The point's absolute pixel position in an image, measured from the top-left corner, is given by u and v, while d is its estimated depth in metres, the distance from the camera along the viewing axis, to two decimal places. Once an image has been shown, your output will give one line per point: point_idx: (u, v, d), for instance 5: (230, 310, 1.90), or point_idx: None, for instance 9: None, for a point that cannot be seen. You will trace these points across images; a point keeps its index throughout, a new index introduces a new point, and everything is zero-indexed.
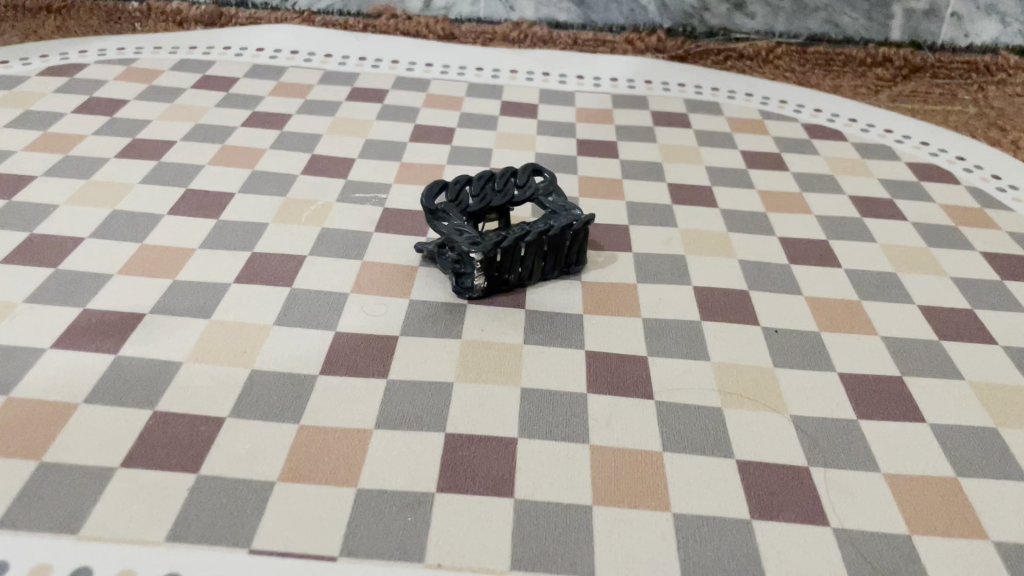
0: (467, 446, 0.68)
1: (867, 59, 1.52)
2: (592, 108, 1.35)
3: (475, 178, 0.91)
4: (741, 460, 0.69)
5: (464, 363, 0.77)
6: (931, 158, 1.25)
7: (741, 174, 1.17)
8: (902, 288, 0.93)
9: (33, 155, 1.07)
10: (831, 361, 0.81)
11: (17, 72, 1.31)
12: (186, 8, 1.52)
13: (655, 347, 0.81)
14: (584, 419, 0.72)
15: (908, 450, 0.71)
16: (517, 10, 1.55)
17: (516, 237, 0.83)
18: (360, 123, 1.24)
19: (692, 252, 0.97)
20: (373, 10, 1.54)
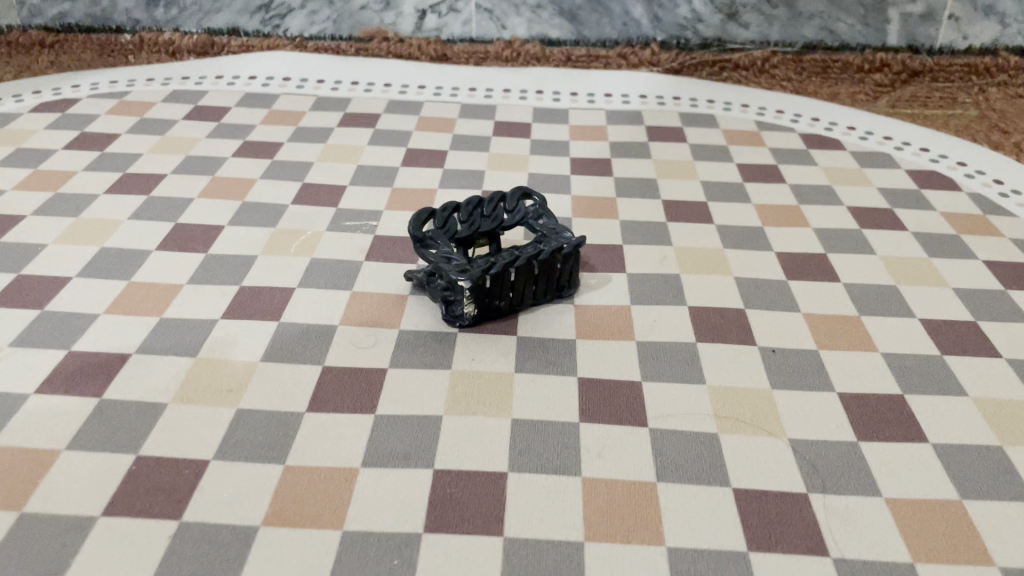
0: (455, 482, 0.66)
1: (864, 65, 1.50)
2: (586, 125, 1.34)
3: (464, 204, 0.90)
4: (737, 489, 0.67)
5: (453, 395, 0.76)
6: (932, 164, 1.23)
7: (737, 188, 1.15)
8: (903, 301, 0.91)
9: (23, 194, 1.07)
10: (829, 381, 0.79)
11: (10, 110, 1.32)
12: (178, 38, 1.52)
13: (649, 371, 0.80)
14: (576, 450, 0.70)
15: (910, 473, 0.69)
16: (509, 28, 1.54)
17: (505, 262, 0.82)
18: (352, 149, 1.23)
19: (687, 271, 0.96)
20: (364, 35, 1.54)
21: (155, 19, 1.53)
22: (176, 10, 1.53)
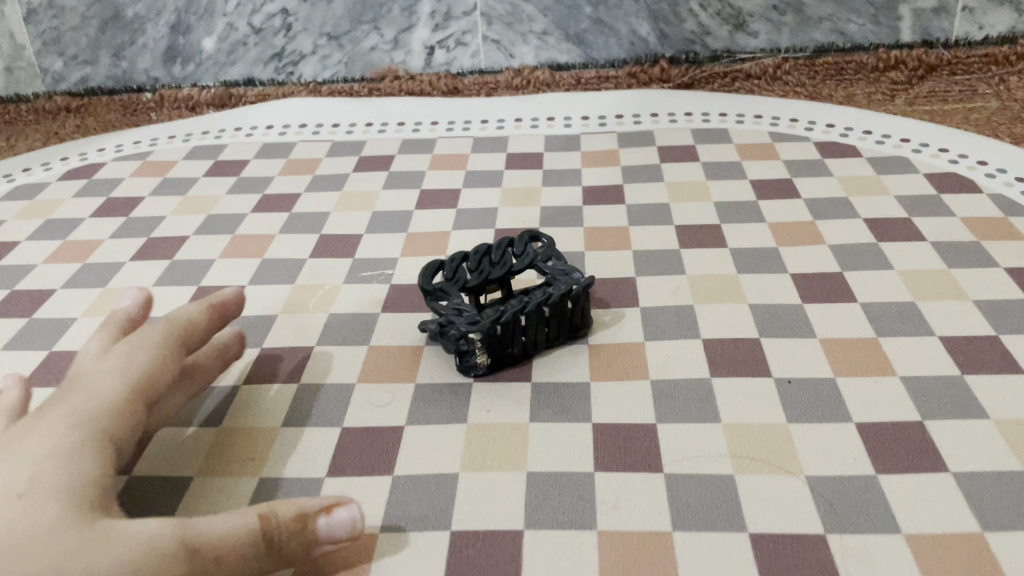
0: (472, 543, 0.68)
1: (880, 64, 1.47)
2: (597, 150, 1.35)
3: (472, 253, 0.92)
4: (754, 533, 0.67)
5: (469, 450, 0.77)
6: (952, 165, 1.21)
7: (751, 207, 1.15)
8: (922, 318, 0.90)
9: (53, 267, 1.11)
10: (846, 411, 0.78)
11: (39, 179, 1.36)
12: (196, 93, 1.56)
13: (664, 412, 0.80)
14: (591, 501, 0.71)
15: (929, 505, 0.69)
16: (517, 57, 1.54)
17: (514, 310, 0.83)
18: (368, 195, 1.25)
19: (701, 300, 0.96)
20: (376, 74, 1.56)
21: (173, 76, 1.56)
22: (193, 66, 1.55)
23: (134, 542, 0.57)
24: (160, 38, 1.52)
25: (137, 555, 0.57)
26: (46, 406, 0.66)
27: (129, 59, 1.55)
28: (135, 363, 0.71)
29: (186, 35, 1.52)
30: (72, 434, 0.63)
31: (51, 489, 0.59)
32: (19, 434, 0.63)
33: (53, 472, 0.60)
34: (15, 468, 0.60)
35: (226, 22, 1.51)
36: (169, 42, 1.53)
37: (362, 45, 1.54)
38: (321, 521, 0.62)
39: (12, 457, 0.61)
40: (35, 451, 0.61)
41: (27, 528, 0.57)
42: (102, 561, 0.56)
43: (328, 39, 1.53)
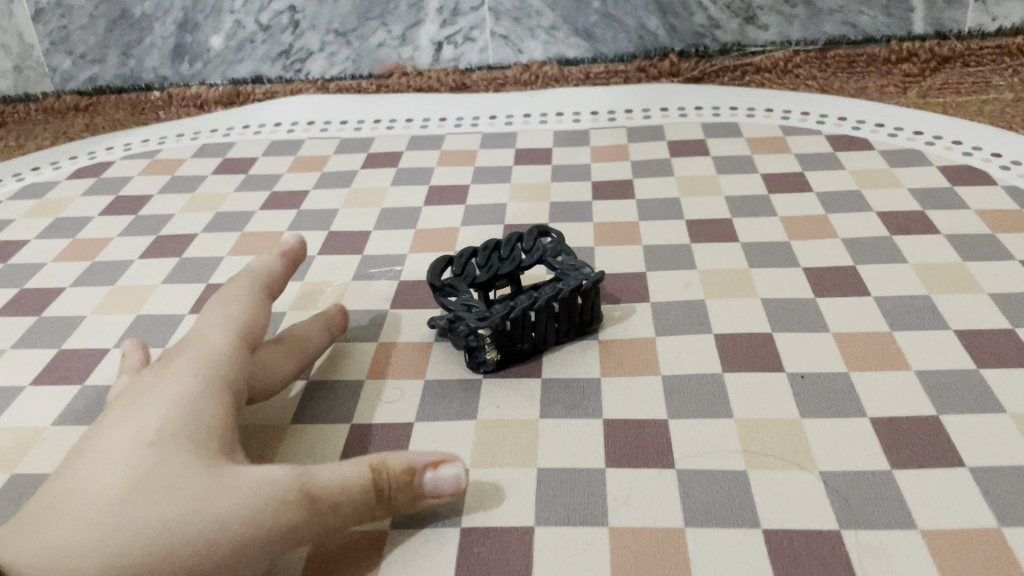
0: (482, 540, 0.67)
1: (892, 56, 1.45)
2: (607, 145, 1.34)
3: (481, 248, 0.91)
4: (768, 529, 0.66)
5: (479, 446, 0.76)
6: (965, 157, 1.20)
7: (763, 201, 1.14)
8: (937, 312, 0.89)
9: (62, 266, 1.11)
10: (861, 406, 0.77)
11: (48, 178, 1.36)
12: (205, 91, 1.56)
13: (676, 407, 0.79)
14: (602, 498, 0.70)
15: (945, 500, 0.68)
16: (525, 52, 1.53)
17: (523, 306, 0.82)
18: (376, 192, 1.25)
19: (712, 295, 0.95)
20: (384, 71, 1.56)
21: (182, 74, 1.56)
22: (201, 64, 1.55)
23: (259, 480, 0.60)
24: (168, 36, 1.52)
25: (261, 495, 0.59)
26: (163, 361, 0.71)
27: (137, 58, 1.54)
28: (235, 317, 0.77)
29: (193, 33, 1.52)
30: (194, 390, 0.67)
31: (180, 438, 0.62)
32: (143, 393, 0.67)
33: (178, 420, 0.64)
34: (145, 421, 0.64)
35: (233, 19, 1.51)
36: (177, 40, 1.53)
37: (370, 41, 1.53)
38: (427, 475, 0.67)
39: (140, 412, 0.65)
40: (162, 404, 0.65)
41: (158, 468, 0.60)
42: (226, 497, 0.59)
43: (335, 35, 1.53)
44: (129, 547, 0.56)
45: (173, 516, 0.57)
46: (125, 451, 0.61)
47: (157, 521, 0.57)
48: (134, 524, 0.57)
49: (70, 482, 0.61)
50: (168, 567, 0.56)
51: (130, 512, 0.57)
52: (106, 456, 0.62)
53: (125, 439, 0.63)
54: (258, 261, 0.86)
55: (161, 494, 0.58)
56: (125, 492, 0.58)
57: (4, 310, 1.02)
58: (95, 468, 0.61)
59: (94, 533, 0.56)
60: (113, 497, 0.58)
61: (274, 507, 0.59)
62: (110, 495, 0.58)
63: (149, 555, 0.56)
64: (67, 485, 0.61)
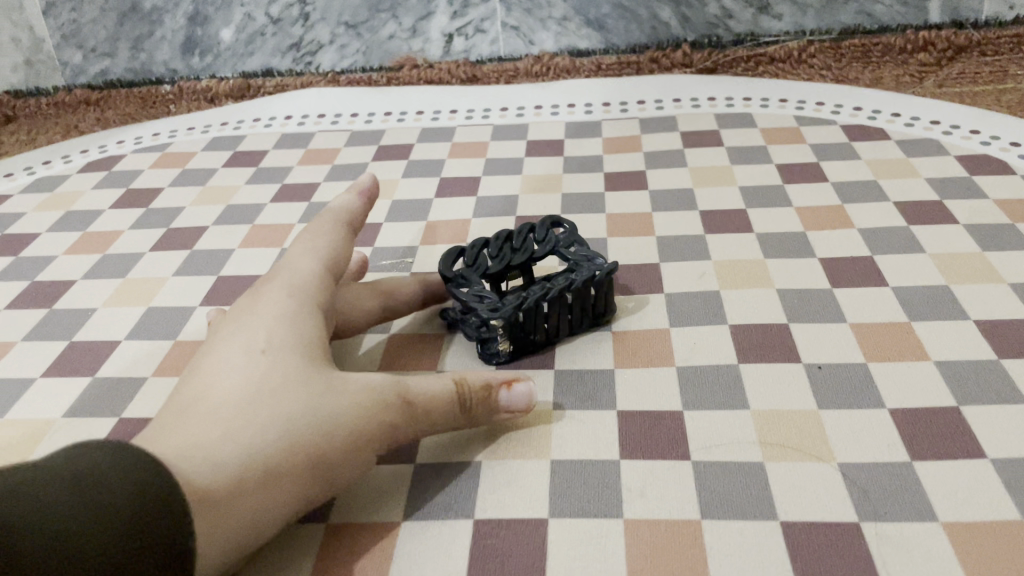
0: (496, 532, 0.67)
1: (908, 45, 1.43)
2: (619, 136, 1.33)
3: (494, 239, 0.90)
4: (785, 521, 0.65)
5: (492, 438, 0.76)
6: (984, 147, 1.18)
7: (778, 192, 1.12)
8: (956, 302, 0.87)
9: (73, 258, 1.11)
10: (880, 397, 0.76)
11: (60, 171, 1.36)
12: (215, 85, 1.55)
13: (691, 398, 0.78)
14: (617, 490, 0.69)
15: (967, 492, 0.67)
16: (537, 44, 1.52)
17: (536, 297, 0.81)
18: (387, 184, 1.24)
19: (728, 286, 0.94)
20: (395, 63, 1.55)
21: (192, 68, 1.56)
22: (211, 57, 1.55)
23: (362, 388, 0.67)
24: (178, 30, 1.52)
25: (369, 401, 0.66)
26: (256, 286, 0.74)
27: (148, 52, 1.54)
28: (322, 250, 0.78)
29: (204, 26, 1.52)
30: (292, 307, 0.71)
31: (289, 347, 0.67)
32: (246, 310, 0.71)
33: (284, 333, 0.68)
34: (253, 333, 0.68)
35: (243, 13, 1.50)
36: (187, 34, 1.52)
37: (380, 34, 1.52)
38: (504, 392, 0.73)
39: (246, 326, 0.69)
40: (267, 319, 0.69)
41: (275, 373, 0.65)
42: (341, 402, 0.65)
43: (346, 28, 1.52)
44: (264, 443, 0.61)
45: (298, 417, 0.63)
46: (239, 358, 0.66)
47: (284, 421, 0.62)
48: (263, 422, 0.62)
49: (192, 389, 0.65)
50: (302, 458, 0.62)
51: (256, 412, 0.62)
52: (223, 364, 0.66)
53: (236, 349, 0.67)
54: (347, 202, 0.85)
55: (283, 394, 0.63)
56: (254, 394, 0.63)
57: (15, 303, 1.02)
58: (214, 375, 0.65)
59: (227, 429, 0.61)
60: (239, 398, 0.63)
61: (381, 409, 0.67)
62: (236, 396, 0.63)
63: (279, 450, 0.61)
64: (189, 391, 0.65)
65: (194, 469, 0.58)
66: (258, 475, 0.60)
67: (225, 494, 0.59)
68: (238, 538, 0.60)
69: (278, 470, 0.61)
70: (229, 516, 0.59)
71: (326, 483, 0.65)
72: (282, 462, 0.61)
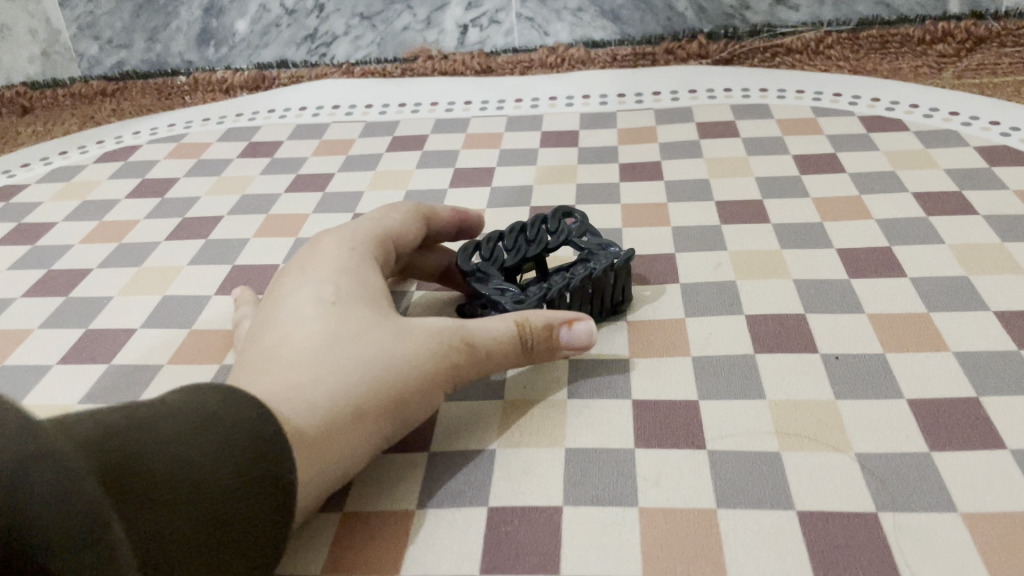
0: (511, 520, 0.66)
1: (926, 36, 1.41)
2: (634, 127, 1.32)
3: (507, 232, 0.89)
4: (802, 511, 0.65)
5: (507, 427, 0.75)
6: (1003, 138, 1.17)
7: (795, 182, 1.11)
8: (976, 294, 0.86)
9: (89, 247, 1.11)
10: (898, 388, 0.75)
11: (75, 162, 1.37)
12: (230, 76, 1.54)
13: (707, 388, 0.77)
14: (632, 478, 0.69)
15: (987, 484, 0.66)
16: (552, 35, 1.52)
17: (559, 287, 0.81)
18: (401, 174, 1.24)
19: (744, 276, 0.93)
20: (410, 55, 1.55)
21: (207, 59, 1.56)
22: (226, 49, 1.55)
23: (427, 335, 0.69)
24: (194, 21, 1.52)
25: (434, 345, 0.69)
26: (318, 245, 0.78)
27: (163, 43, 1.55)
28: (392, 225, 0.83)
29: (219, 17, 1.52)
30: (355, 265, 0.74)
31: (355, 299, 0.70)
32: (308, 267, 0.74)
33: (350, 287, 0.71)
34: (318, 288, 0.71)
35: (258, 4, 1.51)
36: (202, 26, 1.53)
37: (395, 25, 1.52)
38: (563, 331, 0.76)
39: (314, 280, 0.72)
40: (334, 275, 0.72)
41: (347, 321, 0.67)
42: (409, 345, 0.68)
43: (360, 19, 1.52)
44: (344, 381, 0.64)
45: (373, 357, 0.65)
46: (310, 309, 0.69)
47: (360, 361, 0.65)
48: (343, 366, 0.64)
49: (267, 338, 0.68)
50: (379, 396, 0.65)
51: (332, 358, 0.64)
52: (295, 314, 0.68)
53: (306, 302, 0.70)
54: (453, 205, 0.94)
55: (358, 340, 0.66)
56: (330, 337, 0.66)
57: (32, 291, 1.03)
58: (288, 324, 0.68)
59: (310, 373, 0.63)
60: (317, 344, 0.65)
61: (448, 353, 0.70)
62: (313, 343, 0.65)
63: (360, 391, 0.64)
64: (264, 342, 0.68)
65: (287, 411, 0.60)
66: (341, 414, 0.63)
67: (311, 436, 0.61)
68: (323, 476, 0.63)
69: (360, 410, 0.64)
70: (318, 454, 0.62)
71: (395, 425, 0.67)
72: (364, 404, 0.64)
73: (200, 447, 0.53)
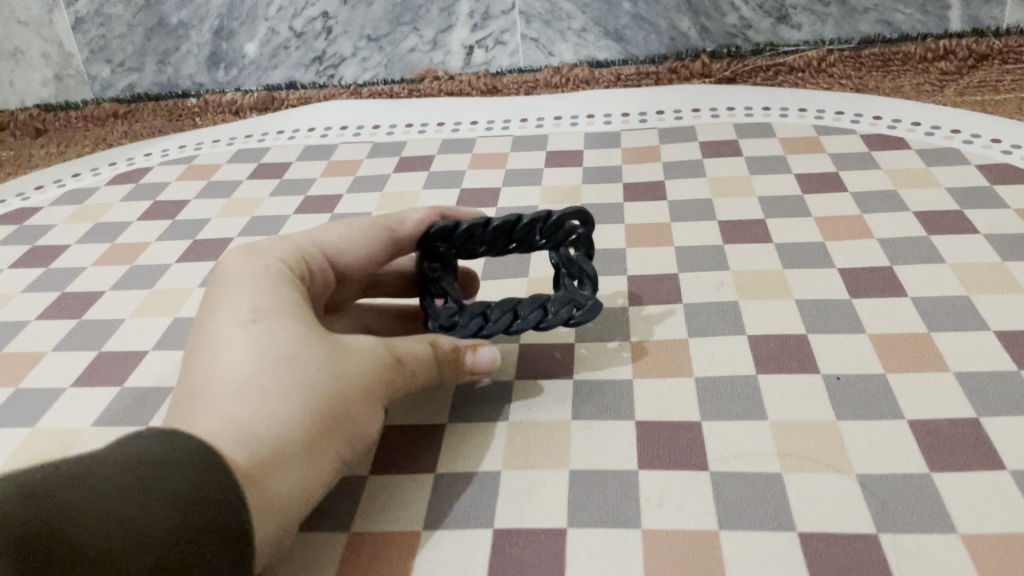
0: (515, 541, 0.68)
1: (928, 54, 1.43)
2: (638, 146, 1.33)
3: (492, 225, 0.85)
4: (803, 533, 0.66)
5: (511, 448, 0.77)
6: (1004, 156, 1.18)
7: (797, 202, 1.12)
8: (977, 314, 0.87)
9: (102, 269, 1.13)
10: (899, 409, 0.76)
11: (88, 184, 1.39)
12: (240, 98, 1.58)
13: (710, 409, 0.78)
14: (636, 500, 0.70)
15: (986, 505, 0.67)
16: (556, 55, 1.54)
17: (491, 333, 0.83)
18: (408, 195, 1.25)
19: (746, 296, 0.94)
20: (416, 75, 1.57)
21: (217, 81, 1.59)
22: (236, 70, 1.58)
23: (358, 351, 0.71)
24: (204, 44, 1.55)
25: (366, 360, 0.71)
26: (234, 268, 0.76)
27: (174, 65, 1.57)
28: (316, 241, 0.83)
29: (229, 40, 1.54)
30: (276, 284, 0.73)
31: (277, 315, 0.69)
32: (226, 292, 0.73)
33: (274, 306, 0.70)
34: (236, 310, 0.70)
35: (268, 27, 1.53)
36: (212, 48, 1.55)
37: (402, 47, 1.54)
38: (468, 358, 0.79)
39: (234, 304, 0.71)
40: (255, 296, 0.71)
41: (277, 342, 0.67)
42: (343, 361, 0.69)
43: (367, 41, 1.54)
44: (288, 403, 0.64)
45: (311, 376, 0.66)
46: (235, 336, 0.67)
47: (300, 383, 0.65)
48: (281, 389, 0.64)
49: (195, 374, 0.66)
50: (326, 415, 0.66)
51: (272, 383, 0.64)
52: (220, 345, 0.67)
53: (225, 325, 0.69)
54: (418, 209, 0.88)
55: (291, 360, 0.66)
56: (263, 362, 0.65)
57: (45, 314, 1.04)
58: (213, 356, 0.67)
59: (250, 402, 0.63)
60: (251, 371, 0.64)
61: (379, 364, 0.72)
62: (246, 370, 0.65)
63: (308, 413, 0.64)
64: (193, 377, 0.66)
65: (237, 448, 0.60)
66: (294, 439, 0.63)
67: (269, 467, 0.61)
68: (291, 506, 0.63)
69: (309, 431, 0.64)
70: (276, 483, 0.62)
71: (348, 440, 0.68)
72: (312, 424, 0.64)
73: (130, 505, 0.54)
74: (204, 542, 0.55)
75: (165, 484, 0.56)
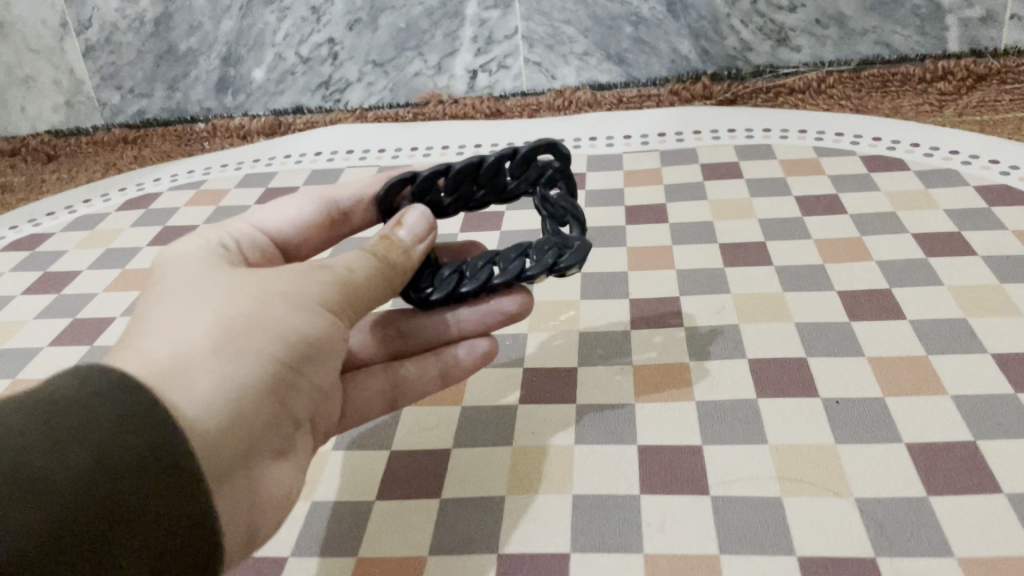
0: (519, 566, 0.69)
1: (926, 75, 1.44)
2: (640, 168, 1.35)
3: (454, 173, 0.86)
4: (802, 557, 0.67)
5: (515, 473, 0.78)
6: (1002, 177, 1.19)
7: (797, 224, 1.14)
8: (974, 337, 0.88)
9: (113, 295, 1.15)
10: (897, 432, 0.77)
11: (99, 210, 1.41)
12: (248, 122, 1.59)
13: (710, 433, 0.80)
14: (638, 525, 0.71)
15: (983, 528, 0.68)
16: (559, 78, 1.57)
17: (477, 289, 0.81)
18: None
19: (746, 320, 0.95)
20: (420, 100, 1.60)
21: (225, 106, 1.61)
22: (243, 96, 1.60)
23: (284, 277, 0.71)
24: (212, 70, 1.57)
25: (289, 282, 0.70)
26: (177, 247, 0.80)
27: (183, 91, 1.60)
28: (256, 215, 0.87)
29: (236, 66, 1.57)
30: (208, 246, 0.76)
31: (202, 267, 0.72)
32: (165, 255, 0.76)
33: (200, 260, 0.73)
34: (166, 267, 0.73)
35: (275, 53, 1.55)
36: (220, 74, 1.58)
37: (406, 71, 1.57)
38: (400, 232, 0.78)
39: (167, 263, 0.74)
40: (185, 255, 0.74)
41: (197, 284, 0.69)
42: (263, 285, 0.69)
43: (373, 66, 1.57)
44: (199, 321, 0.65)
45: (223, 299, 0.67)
46: (162, 286, 0.70)
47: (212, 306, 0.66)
48: (194, 314, 0.65)
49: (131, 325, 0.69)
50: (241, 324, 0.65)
51: (187, 311, 0.66)
52: (150, 295, 0.70)
53: (158, 280, 0.72)
54: (363, 184, 0.90)
55: (207, 293, 0.68)
56: (181, 300, 0.67)
57: (57, 341, 1.06)
58: (143, 304, 0.69)
59: (162, 328, 0.64)
60: (170, 307, 0.67)
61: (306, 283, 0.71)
62: (166, 308, 0.67)
63: (219, 323, 0.65)
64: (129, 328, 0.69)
65: (142, 360, 0.61)
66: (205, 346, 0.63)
67: (175, 369, 0.61)
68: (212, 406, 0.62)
69: (220, 339, 0.64)
70: (187, 387, 0.61)
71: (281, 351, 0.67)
72: (224, 331, 0.64)
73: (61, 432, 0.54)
74: (127, 471, 0.55)
75: (73, 424, 0.55)
